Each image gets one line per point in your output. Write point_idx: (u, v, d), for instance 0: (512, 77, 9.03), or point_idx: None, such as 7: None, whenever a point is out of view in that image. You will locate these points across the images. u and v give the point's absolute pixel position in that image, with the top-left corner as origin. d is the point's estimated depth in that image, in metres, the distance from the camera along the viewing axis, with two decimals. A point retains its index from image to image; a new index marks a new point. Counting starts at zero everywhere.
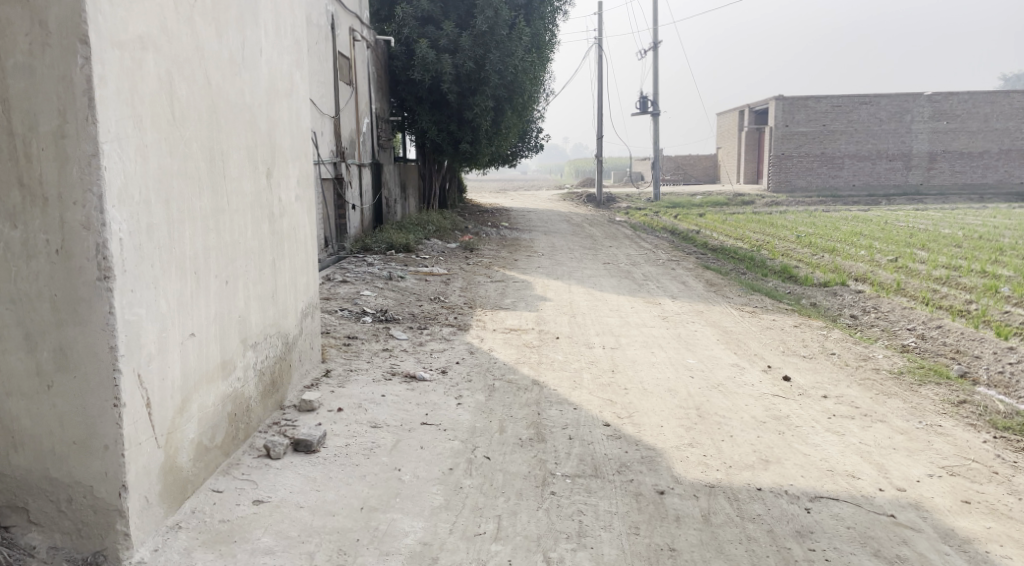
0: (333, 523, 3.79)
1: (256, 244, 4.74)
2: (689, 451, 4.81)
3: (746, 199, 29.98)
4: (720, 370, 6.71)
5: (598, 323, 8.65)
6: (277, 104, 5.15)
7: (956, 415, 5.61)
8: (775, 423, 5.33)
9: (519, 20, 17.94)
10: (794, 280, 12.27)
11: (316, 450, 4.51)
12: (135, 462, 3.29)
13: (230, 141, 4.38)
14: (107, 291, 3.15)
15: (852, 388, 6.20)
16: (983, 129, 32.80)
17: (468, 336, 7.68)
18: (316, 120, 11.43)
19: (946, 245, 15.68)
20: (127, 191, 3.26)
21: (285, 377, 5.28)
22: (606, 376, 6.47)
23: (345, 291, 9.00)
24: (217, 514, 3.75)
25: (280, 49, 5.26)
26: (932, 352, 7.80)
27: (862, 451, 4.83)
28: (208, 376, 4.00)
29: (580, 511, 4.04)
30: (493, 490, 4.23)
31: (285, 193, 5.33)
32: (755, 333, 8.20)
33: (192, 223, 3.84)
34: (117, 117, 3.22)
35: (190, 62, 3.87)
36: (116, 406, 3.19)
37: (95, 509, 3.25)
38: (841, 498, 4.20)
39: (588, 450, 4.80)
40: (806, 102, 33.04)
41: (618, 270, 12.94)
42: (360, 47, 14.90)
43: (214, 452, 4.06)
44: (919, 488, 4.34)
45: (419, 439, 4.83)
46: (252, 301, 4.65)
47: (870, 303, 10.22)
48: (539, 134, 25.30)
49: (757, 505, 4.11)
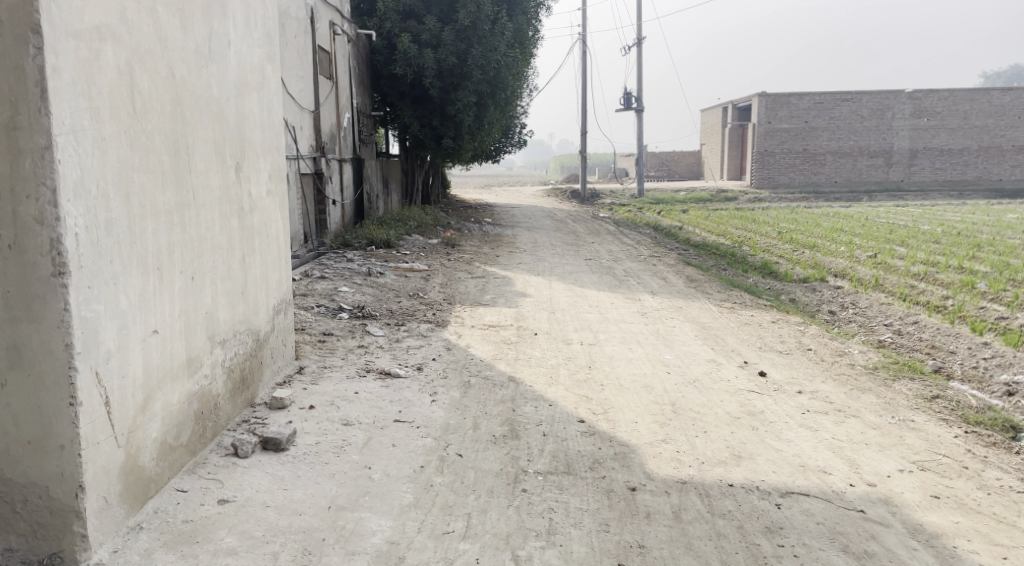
0: (299, 523, 3.73)
1: (225, 240, 4.66)
2: (662, 448, 4.79)
3: (729, 196, 30.06)
4: (696, 366, 6.70)
5: (577, 318, 8.63)
6: (246, 97, 5.08)
7: (930, 410, 5.63)
8: (750, 418, 5.32)
9: (502, 15, 17.88)
10: (774, 276, 12.30)
11: (285, 449, 4.45)
12: (93, 461, 3.22)
13: (196, 135, 4.30)
14: (62, 287, 3.08)
15: (827, 384, 6.20)
16: (963, 126, 33.07)
17: (446, 332, 7.63)
18: (295, 114, 11.32)
19: (925, 241, 15.79)
20: (84, 185, 3.19)
21: (256, 375, 5.21)
22: (583, 372, 6.44)
23: (322, 287, 8.93)
24: (181, 514, 3.68)
25: (250, 41, 5.18)
26: (908, 347, 7.83)
27: (834, 447, 4.83)
28: (172, 374, 3.94)
29: (551, 508, 4.00)
30: (464, 488, 4.19)
31: (256, 188, 5.26)
32: (734, 329, 8.20)
33: (155, 218, 3.77)
34: (73, 109, 3.14)
35: (153, 53, 3.79)
36: (72, 405, 3.12)
37: (51, 510, 3.18)
38: (812, 494, 4.19)
39: (562, 447, 4.77)
40: (789, 99, 33.20)
41: (600, 265, 12.93)
42: (341, 41, 14.78)
43: (179, 451, 4.00)
44: (890, 483, 4.34)
45: (392, 436, 4.78)
46: (220, 297, 4.58)
47: (849, 299, 10.26)
48: (522, 130, 25.26)
49: (728, 501, 4.10)
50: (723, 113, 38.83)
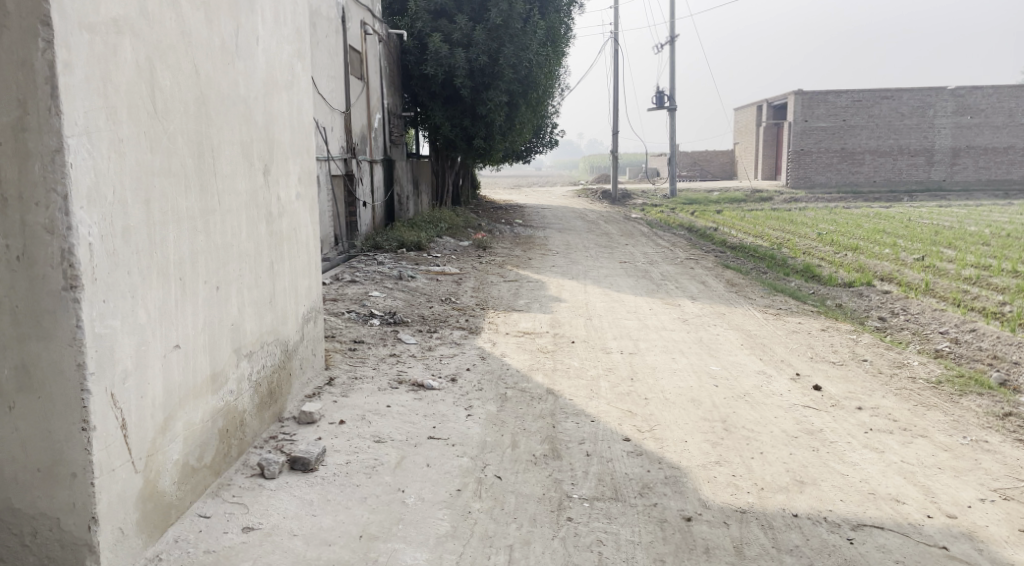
0: (329, 555, 3.46)
1: (252, 247, 4.41)
2: (716, 471, 4.45)
3: (764, 196, 29.47)
4: (745, 378, 6.34)
5: (616, 325, 8.29)
6: (275, 97, 4.81)
7: (1003, 429, 5.22)
8: (809, 438, 4.96)
9: (534, 13, 17.55)
10: (817, 279, 11.87)
11: (314, 469, 4.19)
12: (107, 490, 2.98)
13: (222, 136, 4.05)
14: (74, 302, 2.84)
15: (888, 399, 5.80)
16: (1008, 124, 32.17)
17: (479, 339, 7.33)
18: (325, 115, 11.10)
19: (974, 243, 15.21)
20: (98, 190, 2.94)
21: (284, 388, 4.96)
22: (625, 385, 6.10)
23: (353, 291, 8.68)
24: (203, 543, 3.44)
25: (279, 37, 4.92)
26: (969, 358, 7.38)
27: (905, 471, 4.45)
28: (196, 391, 3.69)
29: (600, 540, 3.69)
30: (505, 516, 3.89)
31: (285, 192, 5.01)
32: (782, 338, 7.81)
33: (178, 225, 3.53)
34: (85, 107, 2.89)
35: (175, 49, 3.54)
36: (84, 430, 2.87)
37: (62, 544, 2.93)
38: (887, 527, 3.83)
39: (608, 469, 4.45)
40: (827, 97, 32.50)
41: (636, 269, 12.54)
42: (373, 40, 14.54)
43: (203, 472, 3.76)
44: (972, 515, 3.96)
45: (426, 456, 4.50)
46: (247, 307, 4.33)
47: (899, 304, 9.81)
48: (553, 129, 24.94)
49: (795, 534, 3.75)
50: (758, 111, 38.17)
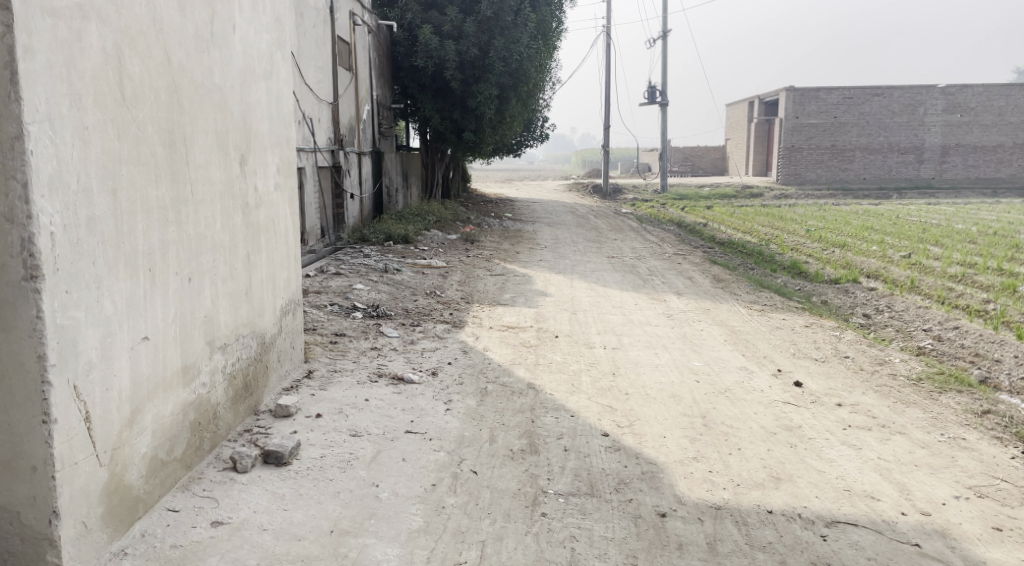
0: (298, 550, 3.43)
1: (227, 238, 4.36)
2: (693, 467, 4.43)
3: (754, 192, 29.49)
4: (727, 374, 6.33)
5: (600, 320, 8.27)
6: (252, 86, 4.75)
7: (981, 427, 5.21)
8: (787, 434, 4.95)
9: (525, 6, 17.48)
10: (804, 276, 11.86)
11: (288, 462, 4.15)
12: (69, 483, 2.93)
13: (196, 125, 4.00)
14: (34, 292, 2.79)
15: (868, 396, 5.79)
16: (998, 123, 32.25)
17: (462, 333, 7.30)
18: (312, 106, 11.01)
19: (961, 241, 15.22)
20: (60, 178, 2.89)
21: (261, 380, 4.91)
22: (606, 380, 6.08)
23: (337, 283, 8.62)
24: (170, 537, 3.40)
25: (257, 26, 4.85)
26: (950, 355, 7.39)
27: (881, 468, 4.44)
28: (165, 383, 3.64)
29: (572, 535, 3.67)
30: (478, 511, 3.86)
31: (262, 183, 4.95)
32: (765, 334, 7.79)
33: (147, 214, 3.47)
34: (47, 94, 2.84)
35: (145, 35, 3.48)
36: (45, 423, 2.83)
37: (22, 538, 2.89)
38: (861, 524, 3.82)
39: (584, 464, 4.43)
40: (818, 94, 32.53)
41: (623, 264, 12.51)
42: (362, 31, 14.45)
43: (172, 465, 3.72)
44: (946, 512, 3.95)
45: (402, 450, 4.46)
46: (221, 299, 4.28)
47: (884, 301, 9.81)
48: (544, 123, 24.88)
49: (768, 530, 3.74)
50: (749, 108, 38.18)
